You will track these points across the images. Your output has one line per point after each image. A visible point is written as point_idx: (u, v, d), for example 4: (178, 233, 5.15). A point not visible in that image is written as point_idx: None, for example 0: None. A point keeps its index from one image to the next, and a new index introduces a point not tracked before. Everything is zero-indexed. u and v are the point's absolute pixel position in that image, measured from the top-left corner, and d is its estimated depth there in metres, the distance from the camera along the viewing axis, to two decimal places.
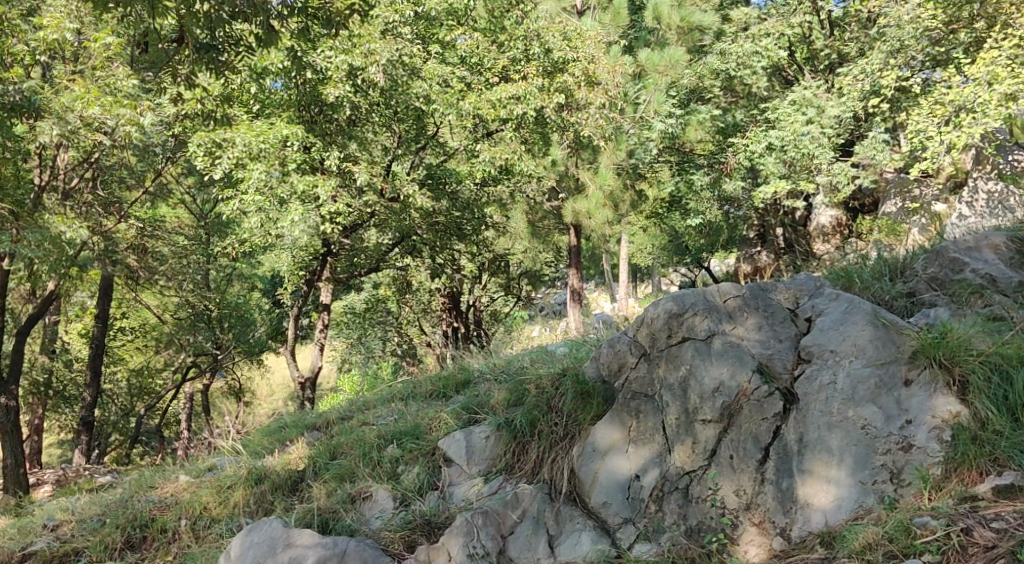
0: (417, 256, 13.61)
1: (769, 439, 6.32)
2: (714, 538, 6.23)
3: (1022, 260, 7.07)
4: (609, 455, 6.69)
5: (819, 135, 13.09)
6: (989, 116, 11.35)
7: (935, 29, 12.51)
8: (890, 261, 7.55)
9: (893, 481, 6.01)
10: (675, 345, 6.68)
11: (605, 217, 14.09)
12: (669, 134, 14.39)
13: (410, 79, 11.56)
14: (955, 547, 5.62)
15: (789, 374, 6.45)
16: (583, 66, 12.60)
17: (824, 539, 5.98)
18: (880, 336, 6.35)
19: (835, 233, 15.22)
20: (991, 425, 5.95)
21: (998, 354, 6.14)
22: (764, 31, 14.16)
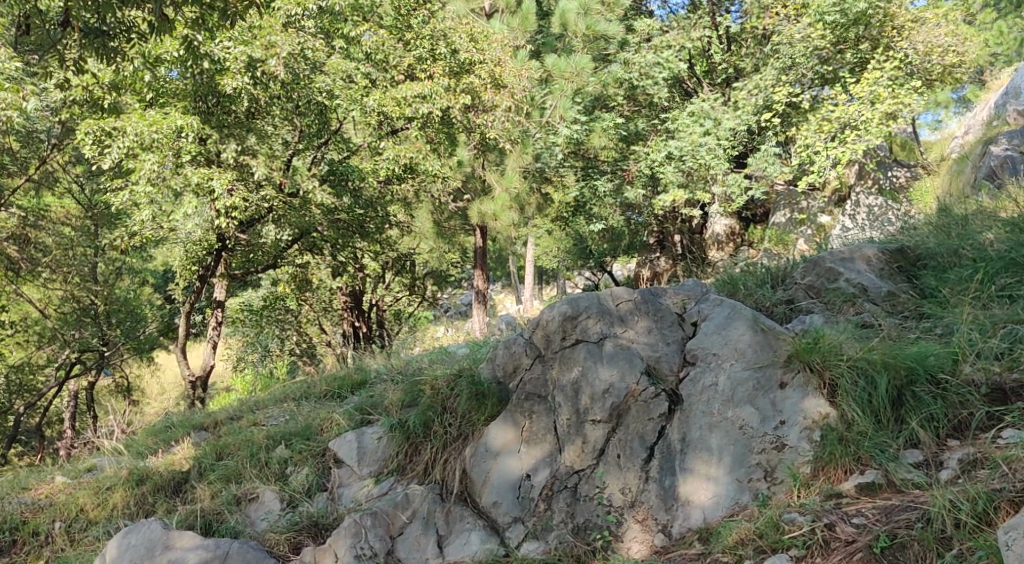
0: (318, 252, 13.35)
1: (654, 439, 6.34)
2: (598, 536, 6.21)
3: (892, 271, 7.32)
4: (500, 455, 6.62)
5: (716, 146, 13.21)
6: (871, 134, 12.00)
7: (823, 49, 13.03)
8: (774, 270, 7.76)
9: (767, 479, 6.06)
10: (569, 346, 6.70)
11: (510, 219, 14.02)
12: (574, 141, 14.27)
13: (313, 74, 11.24)
14: (818, 542, 5.66)
15: (675, 376, 6.51)
16: (490, 69, 12.61)
17: (702, 535, 6.00)
18: (760, 339, 6.41)
19: (729, 242, 15.44)
20: (856, 426, 6.01)
21: (866, 359, 6.19)
22: (665, 42, 14.27)
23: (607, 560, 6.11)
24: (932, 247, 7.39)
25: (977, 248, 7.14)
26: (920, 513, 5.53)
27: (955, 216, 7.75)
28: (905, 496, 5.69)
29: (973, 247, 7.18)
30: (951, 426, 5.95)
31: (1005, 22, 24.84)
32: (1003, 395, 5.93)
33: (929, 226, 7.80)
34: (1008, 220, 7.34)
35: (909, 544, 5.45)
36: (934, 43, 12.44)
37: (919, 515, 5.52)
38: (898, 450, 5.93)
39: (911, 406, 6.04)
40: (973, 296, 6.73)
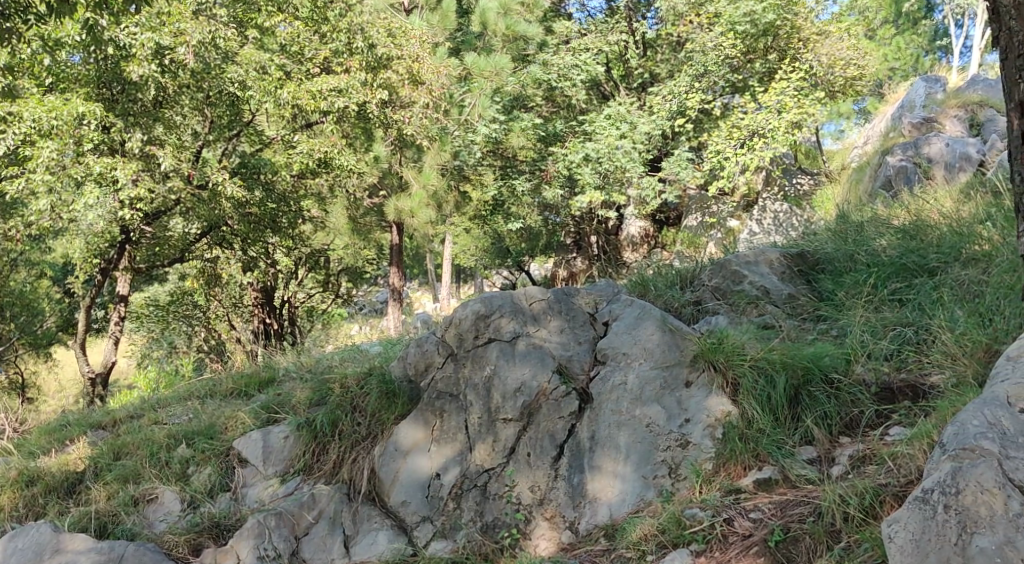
0: (228, 247, 13.09)
1: (564, 437, 6.36)
2: (506, 534, 6.16)
3: (793, 274, 7.58)
4: (410, 455, 6.56)
5: (632, 150, 13.36)
6: (777, 141, 12.38)
7: (735, 58, 13.32)
8: (682, 271, 7.96)
9: (671, 475, 6.06)
10: (481, 345, 6.72)
11: (428, 217, 13.65)
12: (493, 140, 14.33)
13: (224, 64, 11.09)
14: (717, 537, 5.60)
15: (585, 375, 6.56)
16: (407, 65, 12.43)
17: (608, 531, 5.96)
18: (667, 339, 6.51)
19: (643, 244, 15.63)
20: (756, 424, 6.03)
21: (766, 359, 6.25)
22: (583, 45, 14.55)
23: (514, 557, 6.06)
24: (830, 252, 7.69)
25: (871, 254, 7.44)
26: (812, 508, 5.50)
27: (853, 223, 8.07)
28: (799, 491, 5.68)
29: (868, 252, 7.48)
30: (843, 423, 6.02)
31: (902, 38, 25.89)
32: (892, 394, 6.07)
33: (829, 232, 8.10)
34: (900, 227, 7.69)
35: (802, 537, 5.38)
36: (838, 56, 13.13)
37: (811, 510, 5.49)
38: (794, 446, 5.96)
39: (806, 404, 6.10)
40: (867, 298, 6.97)
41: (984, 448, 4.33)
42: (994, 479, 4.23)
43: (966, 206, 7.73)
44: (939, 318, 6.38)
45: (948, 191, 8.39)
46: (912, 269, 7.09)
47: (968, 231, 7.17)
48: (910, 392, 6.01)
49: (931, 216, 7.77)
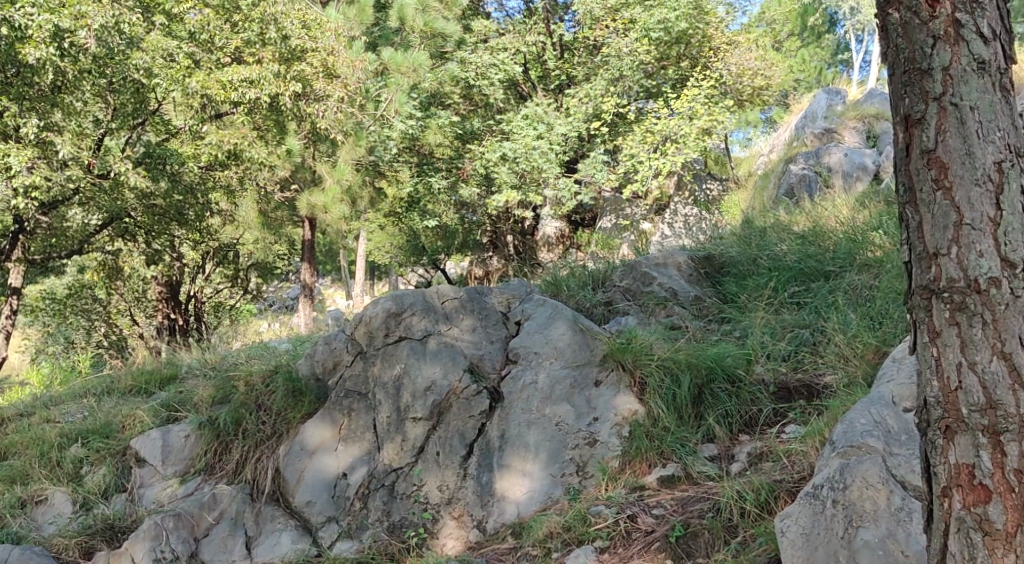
0: (131, 239, 12.89)
1: (474, 436, 6.19)
2: (413, 534, 5.95)
3: (700, 277, 7.80)
4: (316, 454, 6.44)
5: (548, 151, 13.33)
6: (689, 148, 12.59)
7: (648, 64, 13.62)
8: (594, 272, 8.12)
9: (578, 473, 5.91)
10: (391, 344, 6.62)
11: (342, 212, 13.54)
12: (408, 135, 14.05)
13: (129, 50, 10.86)
14: (620, 533, 5.40)
15: (497, 374, 6.49)
16: (322, 58, 12.43)
17: (515, 530, 5.75)
18: (578, 339, 6.51)
19: (559, 244, 15.89)
20: (661, 423, 5.98)
21: (672, 359, 6.30)
22: (501, 45, 14.62)
23: (420, 557, 5.84)
24: (735, 256, 7.92)
25: (773, 258, 7.69)
26: (711, 503, 5.34)
27: (756, 228, 8.37)
28: (700, 488, 5.55)
29: (769, 256, 7.73)
30: (743, 422, 6.06)
31: (806, 51, 26.69)
32: (789, 393, 6.17)
33: (733, 237, 8.38)
34: (799, 234, 7.97)
35: (701, 532, 5.19)
36: (746, 66, 13.58)
37: (710, 505, 5.33)
38: (696, 444, 5.92)
39: (709, 403, 6.12)
40: (767, 300, 7.20)
41: (869, 445, 4.44)
42: (879, 474, 4.31)
43: (861, 214, 8.04)
44: (833, 321, 6.61)
45: (846, 200, 8.69)
46: (810, 274, 7.37)
47: (862, 238, 7.48)
48: (805, 391, 6.12)
49: (828, 223, 8.09)
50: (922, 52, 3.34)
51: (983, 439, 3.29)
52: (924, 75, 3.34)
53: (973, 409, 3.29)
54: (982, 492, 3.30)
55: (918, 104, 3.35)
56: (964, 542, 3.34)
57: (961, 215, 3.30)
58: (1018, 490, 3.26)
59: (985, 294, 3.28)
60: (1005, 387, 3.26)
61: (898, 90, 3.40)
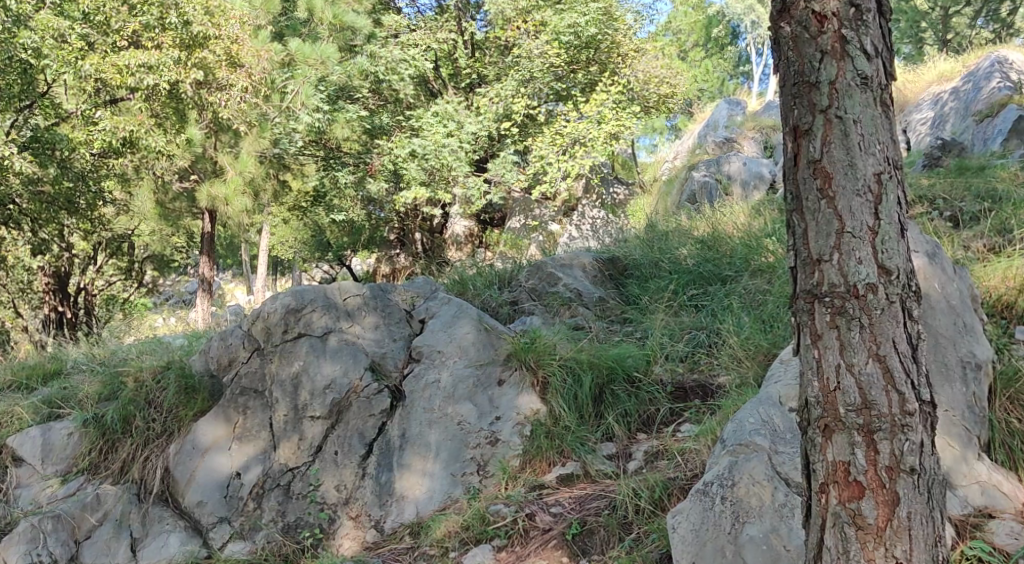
0: (14, 228, 12.23)
1: (373, 435, 6.15)
2: (308, 534, 5.90)
3: (604, 278, 7.94)
4: (208, 453, 6.32)
5: (458, 148, 13.31)
6: (597, 151, 12.85)
7: (558, 67, 13.74)
8: (500, 273, 8.16)
9: (479, 472, 5.92)
10: (289, 340, 6.47)
11: (243, 205, 13.00)
12: (315, 129, 13.90)
13: (15, 28, 10.25)
14: (519, 531, 5.38)
15: (399, 373, 6.42)
16: (224, 46, 12.11)
17: (413, 530, 5.72)
18: (482, 338, 6.48)
19: (468, 243, 15.44)
20: (562, 422, 6.04)
21: (575, 359, 6.36)
22: (411, 41, 14.26)
23: (315, 558, 5.80)
24: (638, 259, 8.10)
25: (674, 261, 7.90)
26: (608, 501, 5.37)
27: (659, 232, 8.56)
28: (597, 486, 5.60)
29: (670, 260, 7.93)
30: (641, 420, 6.15)
31: (710, 62, 27.16)
32: (685, 393, 6.29)
33: (637, 240, 8.56)
34: (699, 239, 8.18)
35: (597, 529, 5.20)
36: (652, 74, 14.12)
37: (607, 503, 5.36)
38: (595, 443, 5.98)
39: (608, 403, 6.19)
40: (667, 303, 7.36)
41: (757, 443, 4.59)
42: (765, 471, 4.46)
43: (757, 221, 8.27)
44: (727, 323, 6.75)
45: (744, 207, 8.95)
46: (708, 278, 7.57)
47: (757, 243, 7.67)
48: (700, 391, 6.26)
49: (726, 229, 8.32)
50: (811, 65, 3.46)
51: (858, 437, 3.44)
52: (812, 88, 3.46)
53: (850, 409, 3.44)
54: (856, 489, 3.45)
55: (807, 115, 3.48)
56: (839, 536, 3.49)
57: (843, 224, 3.45)
58: (889, 486, 3.43)
59: (863, 300, 3.42)
60: (880, 388, 3.41)
61: (788, 102, 3.53)
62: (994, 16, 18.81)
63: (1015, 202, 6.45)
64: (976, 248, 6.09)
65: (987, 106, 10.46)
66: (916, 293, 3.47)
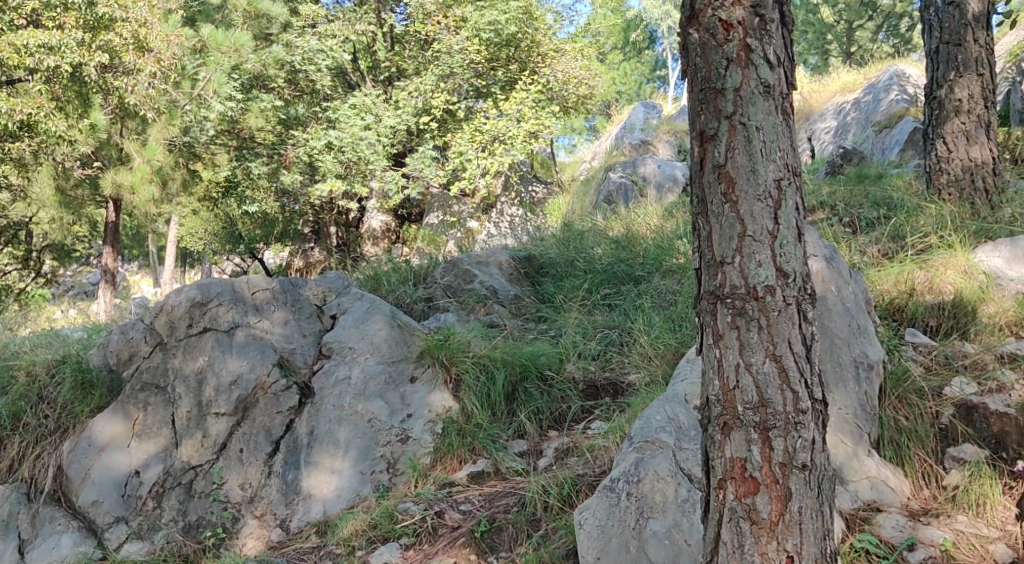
0: None
1: (281, 432, 6.10)
2: (211, 534, 5.82)
3: (519, 276, 7.99)
4: (105, 451, 6.15)
5: (375, 142, 13.22)
6: (515, 149, 12.88)
7: (478, 64, 13.74)
8: (415, 269, 8.15)
9: (389, 470, 5.92)
10: (194, 335, 6.31)
11: (150, 194, 12.98)
12: (227, 117, 13.55)
13: None
14: (427, 529, 5.39)
15: (308, 369, 6.36)
16: (132, 29, 11.77)
17: (319, 528, 5.69)
18: (395, 335, 6.47)
19: (384, 238, 15.37)
20: (473, 419, 6.07)
21: (488, 356, 6.38)
22: (330, 31, 13.91)
23: (217, 557, 5.72)
24: (553, 257, 8.19)
25: (588, 261, 8.00)
26: (517, 498, 5.41)
27: (574, 232, 8.66)
28: (507, 483, 5.64)
29: (585, 259, 8.03)
30: (553, 418, 6.19)
31: (628, 64, 27.47)
32: (596, 391, 6.37)
33: (553, 238, 8.65)
34: (614, 239, 8.30)
35: (505, 526, 5.24)
36: (570, 75, 14.16)
37: (516, 500, 5.40)
38: (507, 441, 6.02)
39: (521, 400, 6.24)
40: (581, 302, 7.46)
41: (661, 441, 4.68)
42: (669, 468, 4.54)
43: (669, 223, 8.43)
44: (638, 323, 6.85)
45: (657, 209, 9.11)
46: (621, 278, 7.67)
47: (669, 245, 7.80)
48: (610, 389, 6.34)
49: (639, 229, 8.48)
50: (717, 72, 3.55)
51: (755, 435, 3.54)
52: (718, 94, 3.55)
53: (747, 407, 3.54)
54: (751, 484, 3.56)
55: (712, 121, 3.57)
56: (734, 530, 3.60)
57: (745, 227, 3.55)
58: (782, 481, 3.54)
59: (762, 302, 3.53)
60: (776, 387, 3.52)
61: (695, 107, 3.62)
62: (895, 31, 19.51)
63: (910, 209, 6.69)
64: (872, 253, 6.32)
65: (887, 117, 10.85)
66: (812, 296, 3.59)
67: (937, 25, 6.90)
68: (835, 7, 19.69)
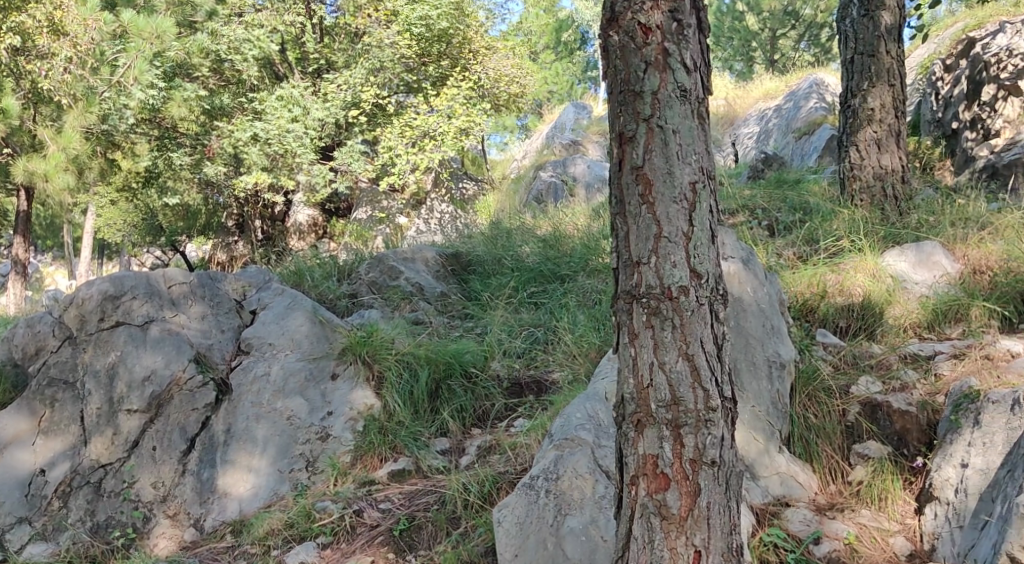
0: None
1: (196, 430, 6.00)
2: (120, 534, 5.68)
3: (445, 274, 8.01)
4: (9, 448, 5.96)
5: (303, 135, 13.08)
6: (447, 146, 12.96)
7: (409, 59, 13.66)
8: (340, 265, 8.08)
9: (307, 469, 5.87)
10: (106, 329, 6.17)
11: (66, 182, 12.43)
12: (148, 106, 13.04)
13: None
14: (345, 527, 5.35)
15: (226, 365, 6.27)
16: (46, 11, 11.38)
17: (234, 528, 5.61)
18: (316, 331, 6.43)
19: (311, 233, 15.08)
20: (395, 417, 6.03)
21: (412, 354, 6.35)
22: (256, 21, 13.74)
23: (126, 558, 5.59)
24: (480, 255, 8.19)
25: (515, 260, 8.02)
26: (437, 496, 5.42)
27: (502, 230, 8.70)
28: (428, 481, 5.64)
29: (512, 258, 8.04)
30: (476, 416, 6.19)
31: (560, 64, 27.57)
32: (520, 388, 6.39)
33: (481, 236, 8.66)
34: (541, 238, 8.35)
35: (425, 525, 5.23)
36: (502, 72, 14.32)
37: (436, 498, 5.40)
38: (429, 438, 6.00)
39: (444, 398, 6.22)
40: (506, 299, 7.47)
41: (581, 438, 4.72)
42: (586, 465, 4.59)
43: (596, 222, 8.49)
44: (563, 321, 6.87)
45: (583, 208, 9.18)
46: (547, 277, 7.70)
47: (595, 244, 7.86)
48: (535, 387, 6.37)
49: (567, 229, 8.52)
50: (635, 74, 3.59)
51: (667, 432, 3.59)
52: (637, 97, 3.59)
53: (661, 404, 3.59)
54: (662, 480, 3.61)
55: (631, 123, 3.61)
56: (646, 526, 3.64)
57: (661, 228, 3.59)
58: (692, 478, 3.60)
59: (675, 301, 3.58)
60: (688, 385, 3.58)
61: (614, 108, 3.65)
62: (816, 41, 20.02)
63: (824, 214, 6.87)
64: (787, 256, 6.46)
65: (806, 124, 11.12)
66: (724, 296, 3.66)
67: (852, 36, 7.06)
68: (760, 15, 20.11)
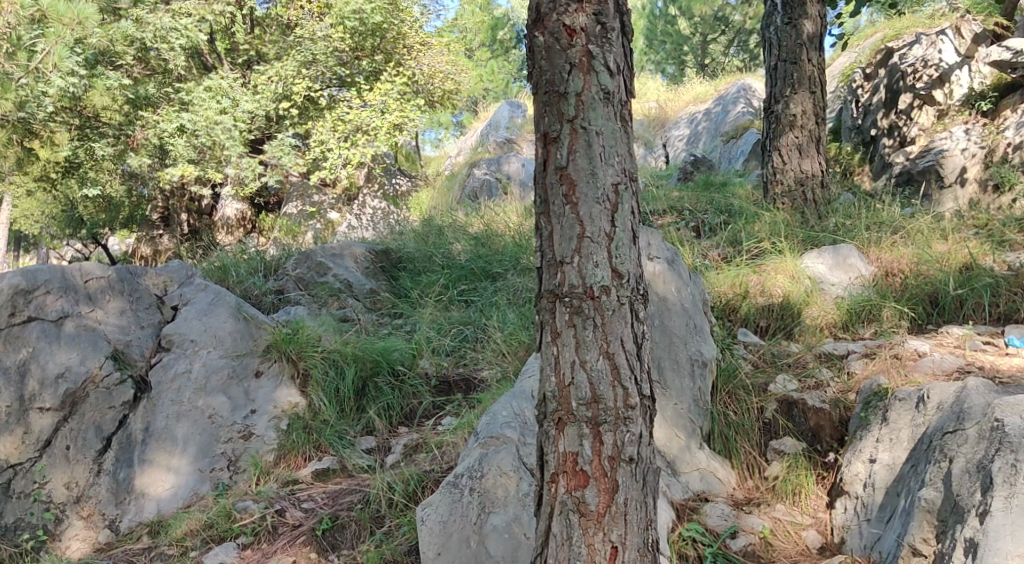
0: None
1: (113, 429, 5.86)
2: (29, 536, 5.57)
3: (375, 270, 7.94)
4: None
5: (231, 128, 12.88)
6: (379, 141, 13.03)
7: (342, 52, 13.59)
8: (267, 260, 8.00)
9: (229, 468, 5.79)
10: (17, 325, 5.92)
11: None
12: (69, 94, 12.56)
13: None
14: (266, 527, 5.28)
15: (145, 362, 6.12)
16: None
17: (152, 529, 5.52)
18: (240, 328, 6.31)
19: (239, 228, 14.89)
20: (320, 415, 5.98)
21: (338, 351, 6.30)
22: (183, 9, 13.46)
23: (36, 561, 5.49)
24: (411, 252, 8.18)
25: (446, 256, 8.00)
26: (361, 495, 5.37)
27: (433, 227, 8.68)
28: (352, 480, 5.59)
29: (443, 255, 8.03)
30: (403, 414, 6.15)
31: (494, 63, 27.56)
32: (448, 387, 6.36)
33: (412, 233, 8.63)
34: (473, 235, 8.35)
35: (348, 524, 5.19)
36: (436, 68, 14.44)
37: (360, 497, 5.36)
38: (355, 437, 5.96)
39: (370, 396, 6.16)
40: (437, 297, 7.44)
41: (506, 436, 4.71)
42: (510, 462, 4.59)
43: (527, 221, 8.51)
44: (492, 319, 6.87)
45: (513, 206, 9.20)
46: (477, 274, 7.70)
47: (525, 243, 7.87)
48: (463, 386, 6.35)
49: (498, 227, 8.52)
50: (560, 76, 3.60)
51: (586, 430, 3.62)
52: (561, 98, 3.60)
53: (581, 403, 3.61)
54: (581, 478, 3.63)
55: (555, 123, 3.62)
56: (564, 523, 3.66)
57: (583, 229, 3.61)
58: (610, 475, 3.63)
59: (597, 301, 3.60)
60: (607, 383, 3.61)
61: (539, 108, 3.65)
62: (743, 47, 20.39)
63: (748, 216, 6.99)
64: (712, 257, 6.54)
65: (734, 127, 11.31)
66: (644, 296, 3.69)
67: (776, 44, 7.16)
68: (691, 20, 20.43)
